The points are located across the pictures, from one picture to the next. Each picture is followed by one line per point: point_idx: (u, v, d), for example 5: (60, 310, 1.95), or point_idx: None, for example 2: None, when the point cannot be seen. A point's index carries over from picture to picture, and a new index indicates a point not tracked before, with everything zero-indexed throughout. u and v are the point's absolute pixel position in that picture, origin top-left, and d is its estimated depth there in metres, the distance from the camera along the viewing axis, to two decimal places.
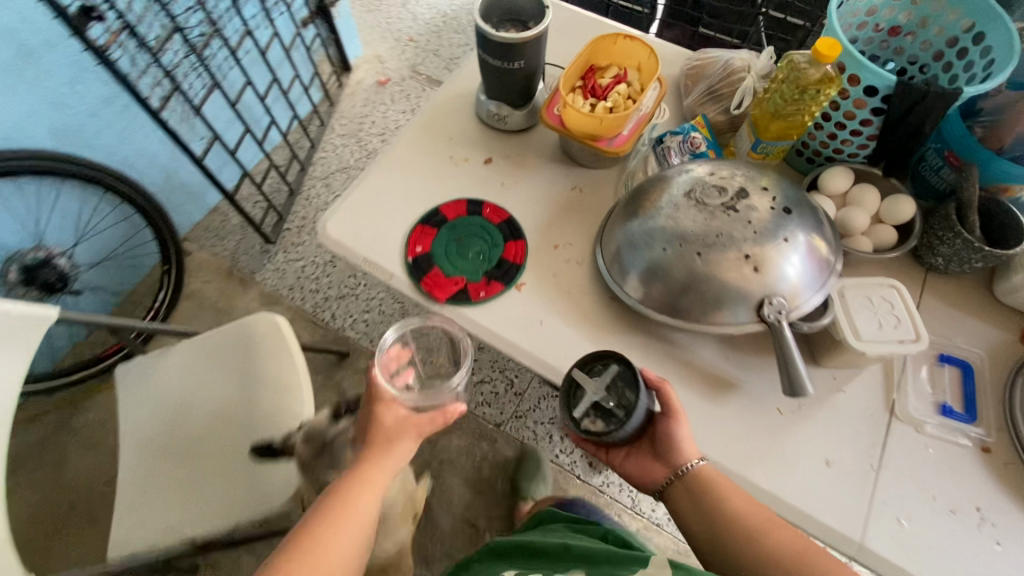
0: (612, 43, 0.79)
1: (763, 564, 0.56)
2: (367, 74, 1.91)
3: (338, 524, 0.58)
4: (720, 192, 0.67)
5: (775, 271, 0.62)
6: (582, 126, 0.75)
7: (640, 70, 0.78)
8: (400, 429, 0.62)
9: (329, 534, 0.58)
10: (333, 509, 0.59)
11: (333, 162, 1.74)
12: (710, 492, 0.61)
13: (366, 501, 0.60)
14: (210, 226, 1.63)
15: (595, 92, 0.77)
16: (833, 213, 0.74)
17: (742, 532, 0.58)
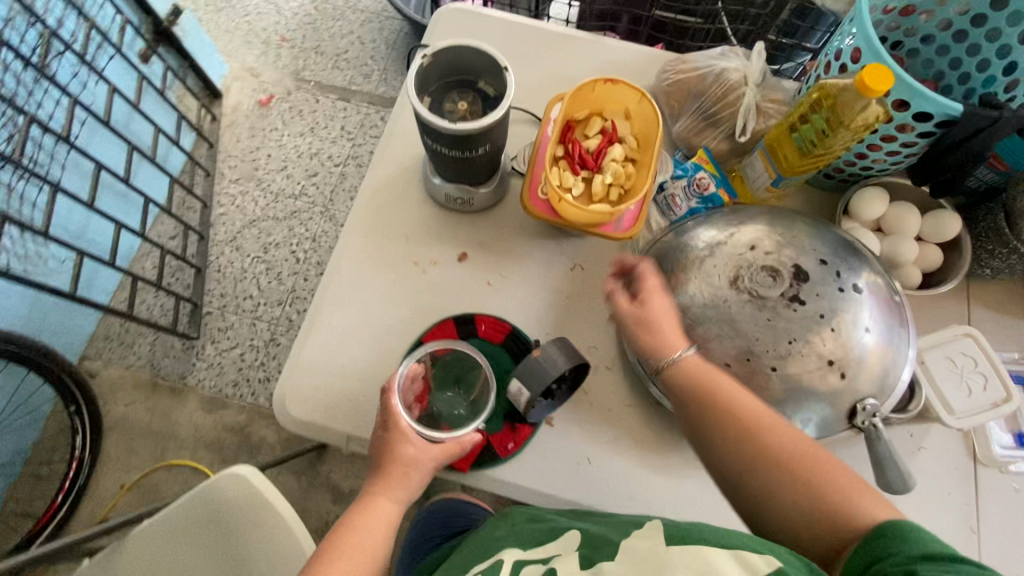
0: (590, 90, 0.60)
1: (785, 497, 0.45)
2: (241, 95, 1.58)
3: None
4: (773, 274, 0.55)
5: (861, 367, 0.53)
6: (580, 216, 0.58)
7: (630, 119, 0.61)
8: (392, 474, 0.56)
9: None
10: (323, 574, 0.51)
11: (236, 217, 1.46)
12: (712, 402, 0.51)
13: (354, 559, 0.52)
14: (109, 335, 1.35)
15: (584, 163, 0.59)
16: (877, 249, 0.64)
17: (746, 452, 0.48)
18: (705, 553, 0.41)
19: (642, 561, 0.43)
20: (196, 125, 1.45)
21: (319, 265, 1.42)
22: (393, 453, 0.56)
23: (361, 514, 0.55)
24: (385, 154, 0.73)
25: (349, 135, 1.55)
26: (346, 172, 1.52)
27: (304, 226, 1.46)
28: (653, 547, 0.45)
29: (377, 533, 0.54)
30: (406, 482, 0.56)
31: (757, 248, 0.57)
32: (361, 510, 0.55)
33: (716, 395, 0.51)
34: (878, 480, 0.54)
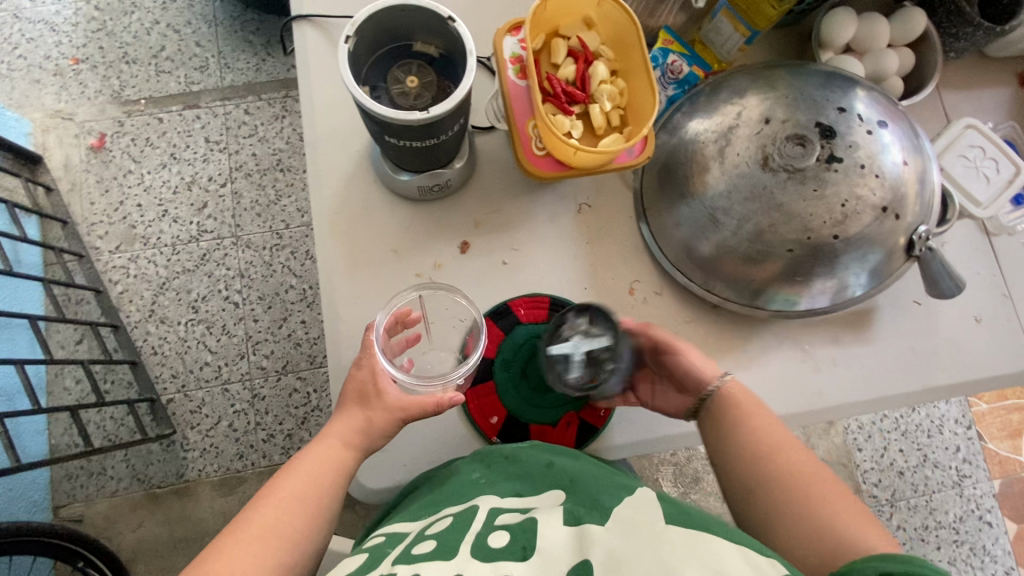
0: (542, 9, 0.52)
1: (791, 532, 0.44)
2: (64, 147, 1.28)
3: (253, 537, 0.45)
4: (801, 141, 0.52)
5: (907, 200, 0.53)
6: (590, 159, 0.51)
7: (593, 28, 0.53)
8: (353, 410, 0.52)
9: (240, 535, 0.45)
10: (253, 525, 0.45)
11: (142, 288, 1.25)
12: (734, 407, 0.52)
13: (288, 509, 0.47)
14: (72, 472, 1.18)
15: (571, 97, 0.52)
16: (863, 71, 0.63)
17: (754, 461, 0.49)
18: (713, 544, 0.37)
19: (632, 536, 0.38)
20: (35, 207, 1.18)
21: (261, 300, 1.26)
22: (366, 394, 0.52)
23: (307, 456, 0.50)
24: (324, 169, 0.62)
25: (218, 145, 1.31)
26: (237, 188, 1.30)
27: (222, 266, 1.27)
28: (648, 520, 0.39)
29: (323, 482, 0.49)
30: (369, 424, 0.51)
31: (772, 119, 0.53)
32: (312, 457, 0.50)
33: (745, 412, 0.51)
34: (931, 292, 0.58)
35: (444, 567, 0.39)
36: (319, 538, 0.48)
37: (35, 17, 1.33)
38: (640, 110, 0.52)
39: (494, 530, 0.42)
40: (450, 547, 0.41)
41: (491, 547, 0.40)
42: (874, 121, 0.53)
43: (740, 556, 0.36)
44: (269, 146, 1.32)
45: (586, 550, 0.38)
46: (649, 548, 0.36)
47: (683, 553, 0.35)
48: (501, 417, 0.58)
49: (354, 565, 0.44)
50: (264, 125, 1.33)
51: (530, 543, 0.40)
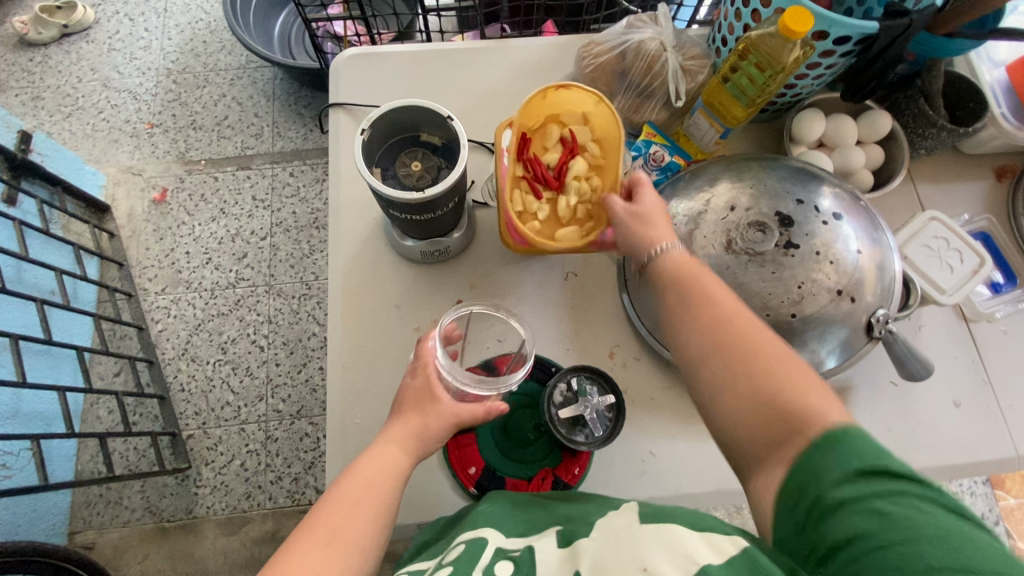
0: (542, 99, 0.61)
1: (735, 392, 0.42)
2: (131, 198, 1.45)
3: (319, 543, 0.44)
4: (761, 228, 0.57)
5: (864, 285, 0.56)
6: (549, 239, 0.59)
7: (588, 123, 0.61)
8: (411, 416, 0.53)
9: (307, 541, 0.44)
10: (318, 531, 0.45)
11: (179, 328, 1.35)
12: (682, 279, 0.49)
13: (352, 516, 0.46)
14: (91, 499, 1.24)
15: (549, 181, 0.60)
16: (831, 165, 0.68)
17: (701, 331, 0.45)
18: (676, 532, 0.42)
19: (611, 541, 0.43)
20: (98, 250, 1.32)
21: (285, 345, 1.35)
22: (421, 400, 0.54)
23: (364, 460, 0.50)
24: (342, 231, 0.70)
25: (263, 203, 1.46)
26: (276, 241, 1.43)
27: (253, 311, 1.37)
28: (625, 524, 0.45)
29: (384, 481, 0.49)
30: (422, 429, 0.52)
31: (737, 207, 0.59)
32: (371, 456, 0.50)
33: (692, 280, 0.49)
34: (901, 374, 0.60)
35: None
36: (382, 541, 0.48)
37: (123, 88, 1.55)
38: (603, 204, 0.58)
39: (501, 561, 0.46)
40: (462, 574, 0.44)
41: None
42: (828, 211, 0.58)
43: (699, 540, 0.40)
44: (307, 205, 1.46)
45: (575, 562, 0.43)
46: (625, 547, 0.41)
47: (655, 546, 0.40)
48: (479, 469, 0.61)
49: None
50: (306, 187, 1.47)
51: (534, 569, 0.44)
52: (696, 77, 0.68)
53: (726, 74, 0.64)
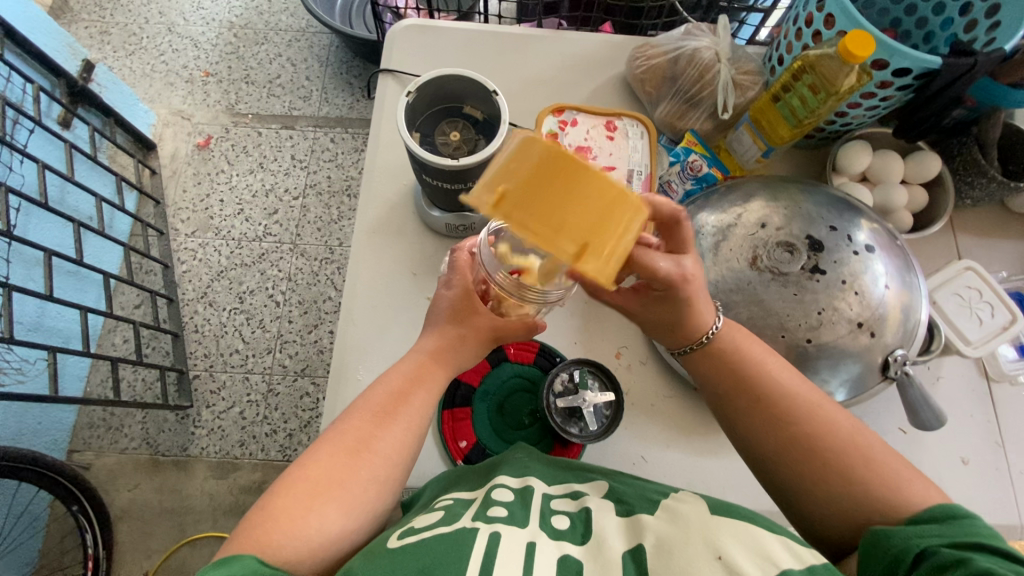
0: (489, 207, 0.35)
1: (830, 500, 0.44)
2: (176, 140, 1.49)
3: (345, 450, 0.46)
4: (789, 249, 0.56)
5: (887, 322, 0.55)
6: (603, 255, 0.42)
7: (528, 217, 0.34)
8: (448, 327, 0.52)
9: (336, 446, 0.46)
10: (348, 436, 0.47)
11: (201, 271, 1.39)
12: (749, 362, 0.49)
13: (381, 427, 0.48)
14: (94, 422, 1.28)
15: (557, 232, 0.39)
16: (870, 199, 0.67)
17: (781, 429, 0.46)
18: (753, 532, 0.41)
19: (679, 524, 0.42)
20: (138, 184, 1.36)
21: (300, 304, 1.37)
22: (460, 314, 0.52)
23: (395, 374, 0.51)
24: (373, 193, 0.71)
25: (301, 164, 1.49)
26: (307, 203, 1.45)
27: (275, 267, 1.40)
28: (696, 513, 0.44)
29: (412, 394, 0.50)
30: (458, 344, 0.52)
31: (768, 225, 0.59)
32: (400, 369, 0.51)
33: (759, 366, 0.49)
34: (911, 420, 0.58)
35: (519, 532, 0.42)
36: (410, 453, 0.49)
37: (186, 34, 1.60)
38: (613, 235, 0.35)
39: (556, 513, 0.46)
40: (519, 517, 0.45)
41: (556, 527, 0.44)
42: (860, 241, 0.57)
43: (781, 544, 0.40)
44: (343, 172, 1.48)
45: (638, 537, 0.42)
46: (695, 532, 0.41)
47: (731, 538, 0.40)
48: (469, 444, 0.61)
49: (430, 518, 0.46)
50: (344, 154, 1.50)
51: (590, 529, 0.44)
52: (747, 92, 0.68)
53: (777, 91, 0.63)
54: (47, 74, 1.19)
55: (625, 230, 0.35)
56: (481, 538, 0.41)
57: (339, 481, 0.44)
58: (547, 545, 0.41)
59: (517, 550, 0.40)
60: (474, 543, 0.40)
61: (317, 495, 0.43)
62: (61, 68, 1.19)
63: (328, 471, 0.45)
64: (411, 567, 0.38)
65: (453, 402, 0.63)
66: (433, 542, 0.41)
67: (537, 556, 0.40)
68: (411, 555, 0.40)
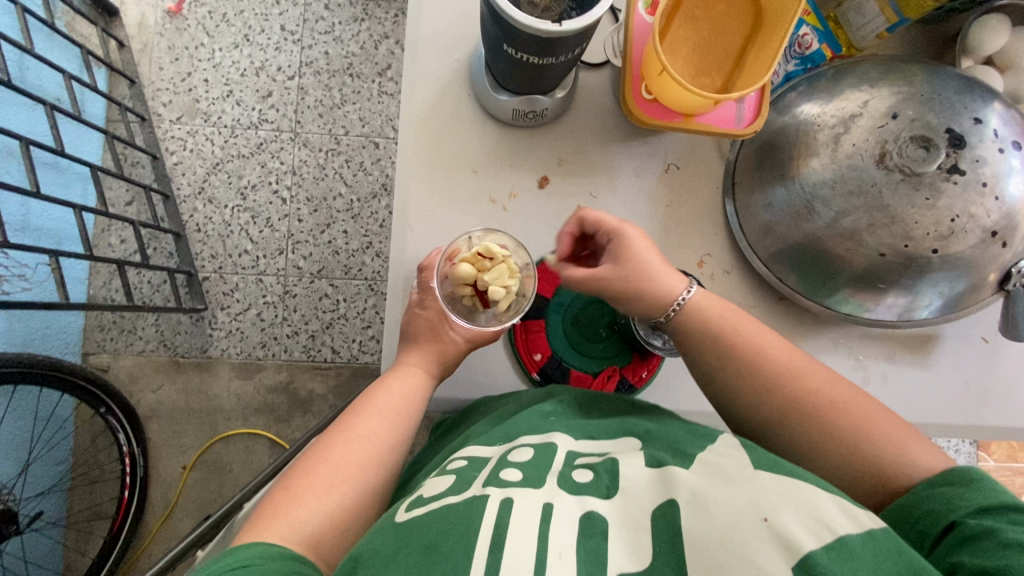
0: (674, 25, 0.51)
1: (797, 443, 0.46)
2: (141, 5, 1.27)
3: (341, 443, 0.48)
4: (924, 144, 0.49)
5: (1018, 230, 0.50)
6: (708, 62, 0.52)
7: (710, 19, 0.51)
8: None
9: (337, 444, 0.48)
10: (359, 430, 0.49)
11: (195, 164, 1.25)
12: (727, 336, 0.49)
13: (389, 421, 0.50)
14: (105, 325, 1.22)
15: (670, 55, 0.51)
16: (1000, 86, 0.58)
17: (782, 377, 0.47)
18: (808, 489, 0.37)
19: (720, 480, 0.39)
20: (106, 59, 1.17)
21: (309, 201, 1.27)
22: None
23: (393, 378, 0.54)
24: (421, 73, 0.60)
25: (293, 36, 1.29)
26: (305, 84, 1.28)
27: (276, 159, 1.27)
28: (736, 464, 0.40)
29: (411, 393, 0.53)
30: None
31: (900, 116, 0.50)
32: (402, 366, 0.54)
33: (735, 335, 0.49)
34: (1006, 332, 0.56)
35: (533, 493, 0.40)
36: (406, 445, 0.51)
37: None
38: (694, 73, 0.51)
39: (577, 468, 0.44)
40: (534, 479, 0.42)
41: (577, 482, 0.42)
42: (999, 134, 0.50)
43: (835, 505, 0.36)
44: (343, 47, 1.29)
45: (671, 491, 0.39)
46: (742, 493, 0.37)
47: (775, 495, 0.37)
48: (544, 356, 0.58)
49: (442, 484, 0.45)
50: (342, 25, 1.30)
51: (616, 482, 0.41)
52: None
53: None
54: None
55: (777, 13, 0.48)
56: (493, 503, 0.39)
57: (355, 469, 0.46)
58: (566, 506, 0.39)
59: (533, 517, 0.38)
60: (485, 510, 0.39)
61: (312, 487, 0.45)
62: None
63: (326, 465, 0.46)
64: (415, 547, 0.38)
65: (525, 314, 0.59)
66: (439, 514, 0.40)
67: (555, 518, 0.38)
68: (417, 532, 0.39)
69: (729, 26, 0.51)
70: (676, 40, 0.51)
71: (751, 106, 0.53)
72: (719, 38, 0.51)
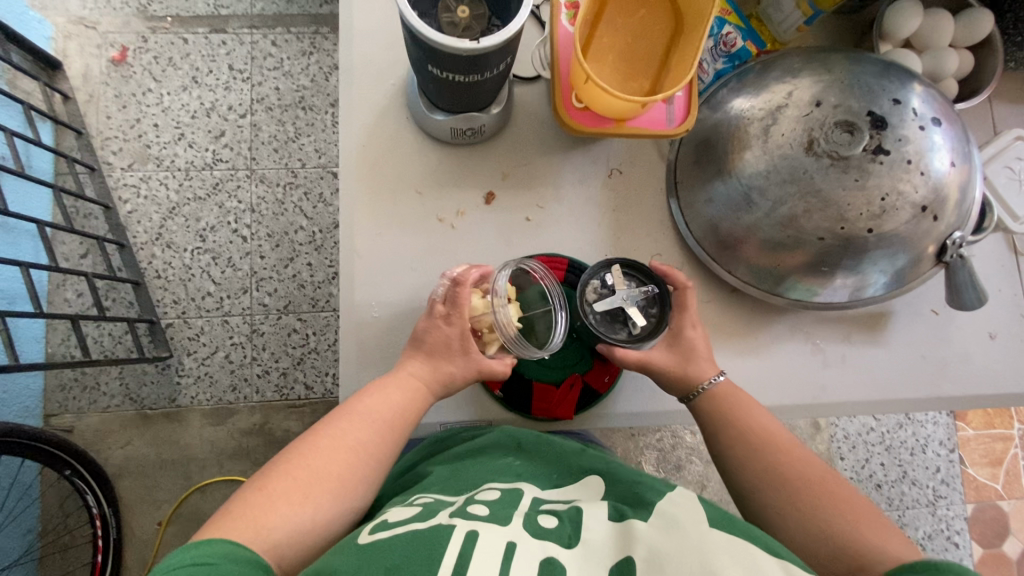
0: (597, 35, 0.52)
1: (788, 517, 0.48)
2: (83, 55, 1.25)
3: (321, 449, 0.48)
4: (847, 128, 0.50)
5: (947, 204, 0.51)
6: (635, 66, 0.53)
7: (633, 24, 0.52)
8: None
9: (314, 449, 0.48)
10: (343, 437, 0.49)
11: (150, 210, 1.23)
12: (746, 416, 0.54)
13: (375, 433, 0.50)
14: (66, 383, 1.18)
15: (599, 64, 0.52)
16: (918, 67, 0.60)
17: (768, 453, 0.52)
18: (753, 552, 0.38)
19: (674, 533, 0.40)
20: (50, 112, 1.15)
21: (270, 237, 1.25)
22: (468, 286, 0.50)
23: (389, 386, 0.52)
24: (358, 100, 0.60)
25: (242, 75, 1.28)
26: (257, 121, 1.27)
27: (234, 198, 1.25)
28: (693, 520, 0.41)
29: (404, 411, 0.52)
30: None
31: (823, 103, 0.52)
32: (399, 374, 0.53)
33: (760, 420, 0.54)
34: (952, 303, 0.57)
35: (500, 529, 0.41)
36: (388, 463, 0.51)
37: None
38: (626, 78, 0.52)
39: (542, 513, 0.44)
40: (501, 517, 0.43)
41: (541, 526, 0.42)
42: (920, 115, 0.51)
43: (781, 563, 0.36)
44: (293, 82, 1.29)
45: (629, 548, 0.39)
46: (692, 550, 0.37)
47: (725, 549, 0.37)
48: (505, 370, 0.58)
49: (408, 513, 0.46)
50: (291, 60, 1.30)
51: (578, 531, 0.42)
52: None
53: None
54: None
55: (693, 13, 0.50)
56: (458, 534, 0.40)
57: (331, 481, 0.47)
58: (528, 547, 0.40)
59: (494, 553, 0.39)
60: (450, 540, 0.40)
61: (283, 495, 0.45)
62: None
63: (300, 472, 0.47)
64: (378, 567, 0.38)
65: None
66: (406, 538, 0.41)
67: (516, 556, 0.39)
68: (379, 555, 0.39)
69: (652, 30, 0.52)
70: (601, 48, 0.52)
71: (682, 105, 0.53)
72: (642, 42, 0.53)
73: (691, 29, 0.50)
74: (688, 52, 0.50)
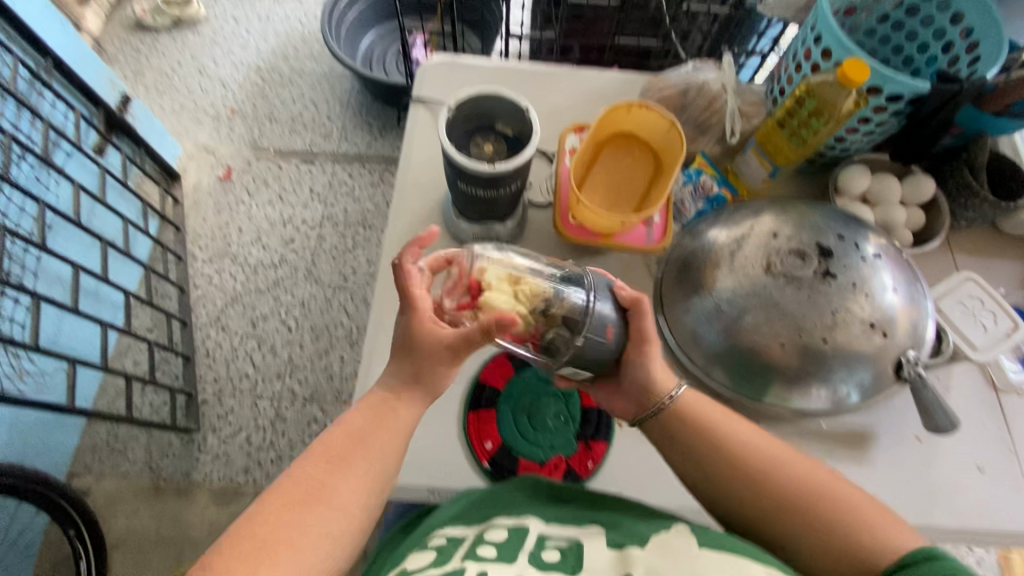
0: (587, 167, 0.67)
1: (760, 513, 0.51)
2: (199, 171, 1.56)
3: (301, 499, 0.46)
4: (799, 255, 0.60)
5: (897, 324, 0.58)
6: (613, 192, 0.67)
7: (616, 164, 0.67)
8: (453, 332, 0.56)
9: (281, 506, 0.46)
10: (301, 481, 0.47)
11: (216, 296, 1.41)
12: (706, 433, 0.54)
13: (357, 469, 0.49)
14: (97, 445, 1.26)
15: (587, 190, 0.67)
16: (873, 216, 0.71)
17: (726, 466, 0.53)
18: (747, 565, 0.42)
19: None
20: (161, 210, 1.42)
21: (312, 330, 1.39)
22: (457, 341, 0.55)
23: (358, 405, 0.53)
24: (403, 208, 0.75)
25: (318, 196, 1.54)
26: (323, 233, 1.50)
27: (289, 293, 1.42)
28: (683, 541, 0.44)
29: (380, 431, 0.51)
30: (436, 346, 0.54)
31: (779, 234, 0.62)
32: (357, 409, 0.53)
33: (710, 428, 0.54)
34: (926, 424, 0.59)
35: (506, 568, 0.44)
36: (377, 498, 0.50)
37: (215, 76, 1.70)
38: (603, 199, 0.67)
39: (547, 548, 0.47)
40: (506, 554, 0.46)
41: (546, 561, 0.45)
42: (868, 248, 0.61)
43: None
44: (359, 205, 1.54)
45: None
46: None
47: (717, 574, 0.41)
48: (495, 445, 0.62)
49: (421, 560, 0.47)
50: (361, 188, 1.56)
51: (581, 561, 0.45)
52: (752, 120, 0.74)
53: (782, 118, 0.69)
54: (88, 102, 1.26)
55: (667, 159, 0.65)
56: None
57: (291, 539, 0.44)
58: None
59: None
60: None
61: (270, 554, 0.43)
62: (102, 98, 1.27)
63: (292, 522, 0.45)
64: None
65: (479, 405, 0.64)
66: None
67: None
68: None
69: (625, 167, 0.67)
70: (592, 182, 0.67)
71: (659, 229, 0.70)
72: (617, 175, 0.67)
73: (664, 174, 0.65)
74: (658, 190, 0.65)
